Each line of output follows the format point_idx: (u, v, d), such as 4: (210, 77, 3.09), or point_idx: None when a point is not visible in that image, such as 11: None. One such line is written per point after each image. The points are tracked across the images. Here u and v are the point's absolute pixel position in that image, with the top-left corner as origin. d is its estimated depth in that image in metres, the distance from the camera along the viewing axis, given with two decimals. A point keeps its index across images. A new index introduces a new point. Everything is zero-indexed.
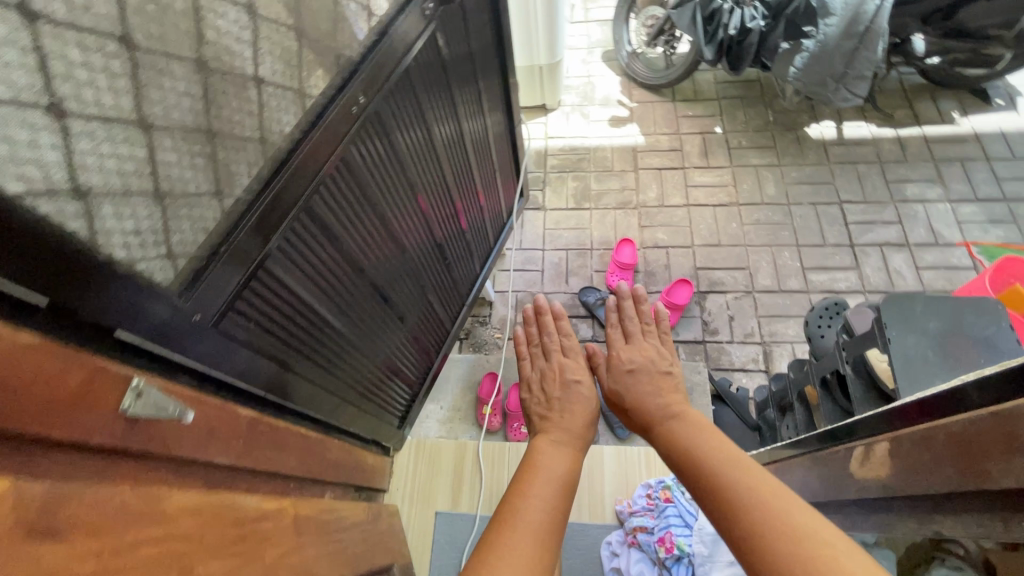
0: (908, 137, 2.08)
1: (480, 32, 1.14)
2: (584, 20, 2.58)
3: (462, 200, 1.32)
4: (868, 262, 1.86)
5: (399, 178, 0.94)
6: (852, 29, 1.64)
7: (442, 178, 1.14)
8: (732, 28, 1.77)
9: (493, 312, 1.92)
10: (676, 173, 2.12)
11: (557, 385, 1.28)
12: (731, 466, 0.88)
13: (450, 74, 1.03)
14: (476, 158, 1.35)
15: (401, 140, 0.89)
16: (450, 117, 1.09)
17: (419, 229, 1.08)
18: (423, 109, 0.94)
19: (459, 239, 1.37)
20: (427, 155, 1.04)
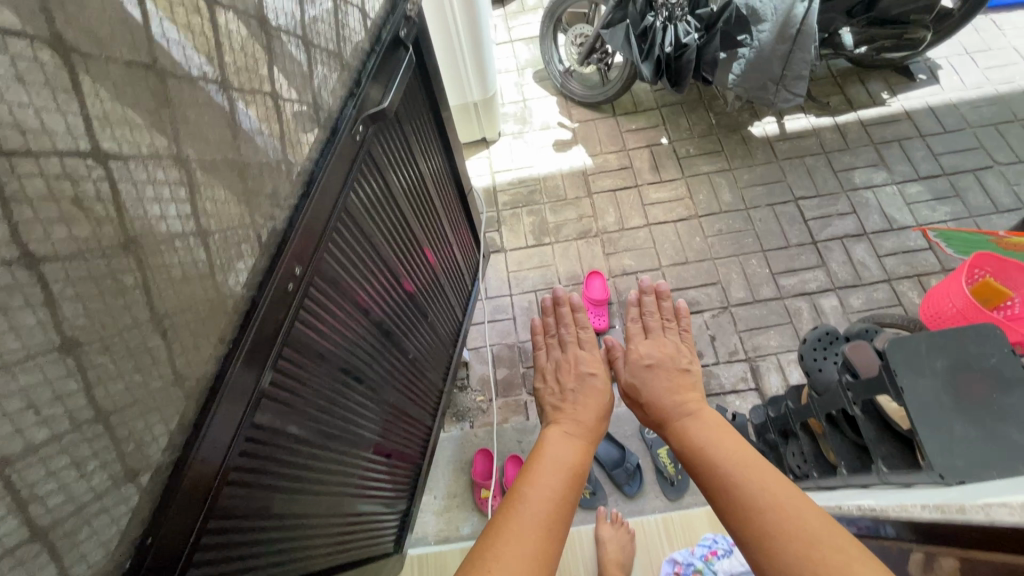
0: (846, 124, 2.10)
1: (411, 102, 0.99)
2: (508, 40, 2.47)
3: (428, 263, 1.20)
4: (833, 258, 1.85)
5: (363, 273, 0.82)
6: (785, 32, 1.62)
7: (404, 269, 1.01)
8: (667, 45, 1.69)
9: (471, 373, 1.79)
10: (631, 193, 2.06)
11: (572, 376, 1.24)
12: (746, 468, 0.85)
13: (392, 139, 0.91)
14: (435, 209, 1.23)
15: (355, 237, 0.77)
16: (402, 181, 0.97)
17: (392, 310, 0.97)
18: (372, 189, 0.82)
19: (433, 298, 1.25)
20: (388, 232, 0.92)
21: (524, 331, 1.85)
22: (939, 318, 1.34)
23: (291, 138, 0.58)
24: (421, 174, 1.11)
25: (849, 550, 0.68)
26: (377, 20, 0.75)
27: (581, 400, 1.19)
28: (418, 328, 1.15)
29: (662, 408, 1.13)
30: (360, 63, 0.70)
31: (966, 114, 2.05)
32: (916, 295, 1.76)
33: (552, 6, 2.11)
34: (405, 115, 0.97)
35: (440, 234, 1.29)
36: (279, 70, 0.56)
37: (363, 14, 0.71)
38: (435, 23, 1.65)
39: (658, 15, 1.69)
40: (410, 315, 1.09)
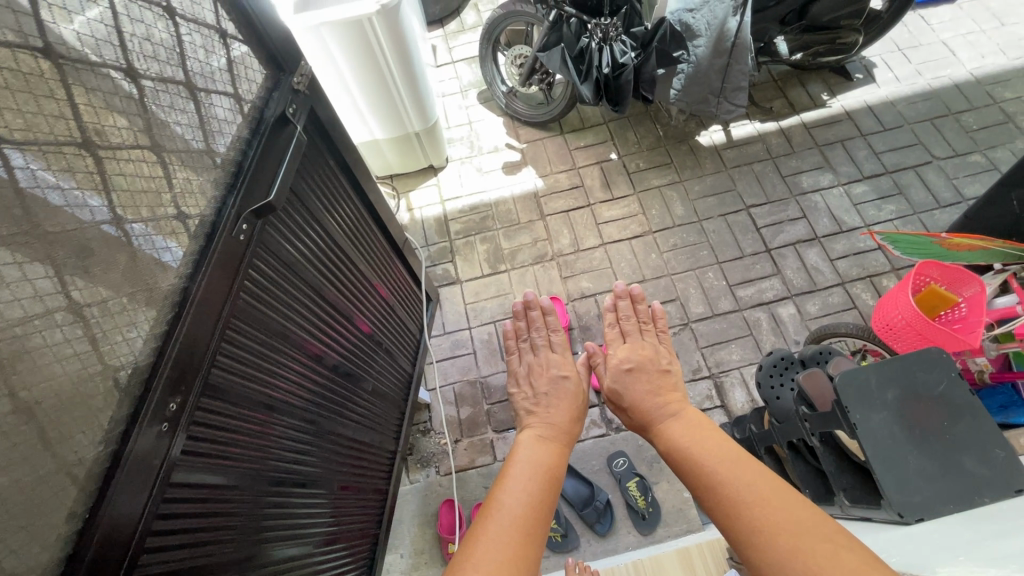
0: (789, 127, 2.10)
1: (332, 161, 0.95)
2: (450, 62, 2.42)
3: (378, 310, 1.16)
4: (787, 265, 1.85)
5: (287, 345, 0.78)
6: (721, 45, 1.59)
7: (345, 326, 0.97)
8: (605, 67, 1.66)
9: (433, 415, 1.72)
10: (584, 213, 2.01)
11: (545, 379, 1.27)
12: (730, 468, 0.89)
13: (308, 193, 0.84)
14: (378, 244, 1.17)
15: (267, 315, 0.72)
16: (327, 234, 0.91)
17: (332, 368, 0.93)
18: (285, 256, 0.76)
19: (385, 334, 1.20)
20: (317, 290, 0.87)
21: (485, 366, 1.79)
22: (892, 330, 1.32)
23: (146, 262, 0.52)
24: (357, 225, 1.06)
25: (840, 540, 0.72)
26: (255, 103, 0.70)
27: (554, 402, 1.22)
28: (367, 380, 1.11)
29: (644, 409, 1.16)
30: (241, 154, 0.66)
31: (903, 111, 2.08)
32: (870, 297, 1.76)
33: (488, 27, 2.03)
34: (321, 161, 0.90)
35: (391, 278, 1.24)
36: (119, 194, 0.50)
37: (235, 101, 0.66)
38: (358, 53, 1.51)
39: (593, 36, 1.66)
40: (357, 362, 1.05)
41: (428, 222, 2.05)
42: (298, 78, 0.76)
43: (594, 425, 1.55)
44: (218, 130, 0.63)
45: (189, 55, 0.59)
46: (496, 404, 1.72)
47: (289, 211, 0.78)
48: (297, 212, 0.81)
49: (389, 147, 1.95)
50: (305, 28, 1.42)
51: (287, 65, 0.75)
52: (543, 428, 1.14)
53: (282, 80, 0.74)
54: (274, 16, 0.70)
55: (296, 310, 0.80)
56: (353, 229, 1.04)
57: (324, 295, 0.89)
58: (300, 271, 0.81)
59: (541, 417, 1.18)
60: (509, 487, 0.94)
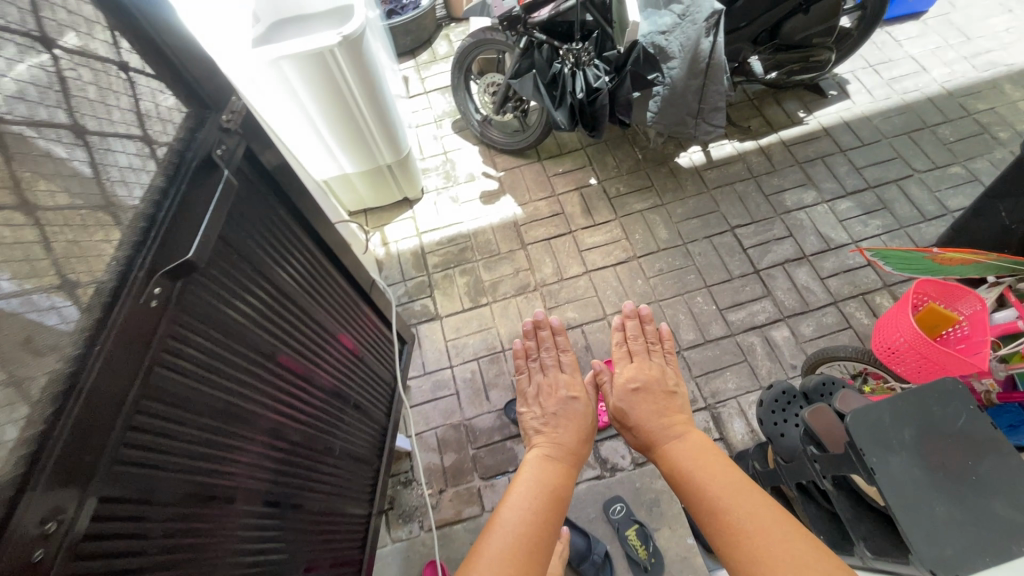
0: (769, 145, 2.08)
1: (284, 215, 0.88)
2: (422, 92, 2.38)
3: (347, 365, 1.08)
4: (777, 286, 1.79)
5: (229, 421, 0.69)
6: (695, 67, 1.55)
7: (303, 386, 0.89)
8: (578, 92, 1.61)
9: (415, 463, 1.60)
10: (566, 240, 1.94)
11: (554, 400, 1.21)
12: (736, 494, 0.85)
13: (247, 244, 0.76)
14: (340, 290, 1.08)
15: (200, 392, 0.64)
16: (273, 288, 0.82)
17: (288, 437, 0.84)
18: (219, 322, 0.68)
19: (355, 384, 1.12)
20: (262, 353, 0.78)
21: (469, 407, 1.68)
22: (894, 353, 1.24)
23: (12, 347, 0.42)
24: (319, 279, 0.99)
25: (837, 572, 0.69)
26: (174, 146, 0.61)
27: (565, 422, 1.15)
28: (335, 443, 1.01)
29: (648, 428, 1.08)
30: (153, 211, 0.57)
31: (880, 125, 2.07)
32: (864, 316, 1.71)
33: (459, 56, 1.97)
34: (263, 209, 0.81)
35: (362, 331, 1.16)
36: None
37: (142, 147, 0.57)
38: (322, 88, 1.45)
39: (565, 61, 1.61)
40: (322, 421, 0.96)
41: (405, 256, 1.97)
42: (225, 115, 0.68)
43: (587, 467, 1.45)
44: (117, 181, 0.54)
45: (77, 99, 0.50)
46: (482, 448, 1.61)
47: (226, 270, 0.70)
48: (238, 271, 0.73)
49: (361, 180, 1.88)
50: (264, 64, 1.34)
51: (211, 100, 0.66)
52: (551, 448, 1.08)
53: (206, 119, 0.65)
54: (192, 49, 0.62)
55: (237, 374, 0.72)
56: (314, 283, 0.97)
57: (273, 356, 0.81)
58: (241, 330, 0.73)
59: (549, 436, 1.12)
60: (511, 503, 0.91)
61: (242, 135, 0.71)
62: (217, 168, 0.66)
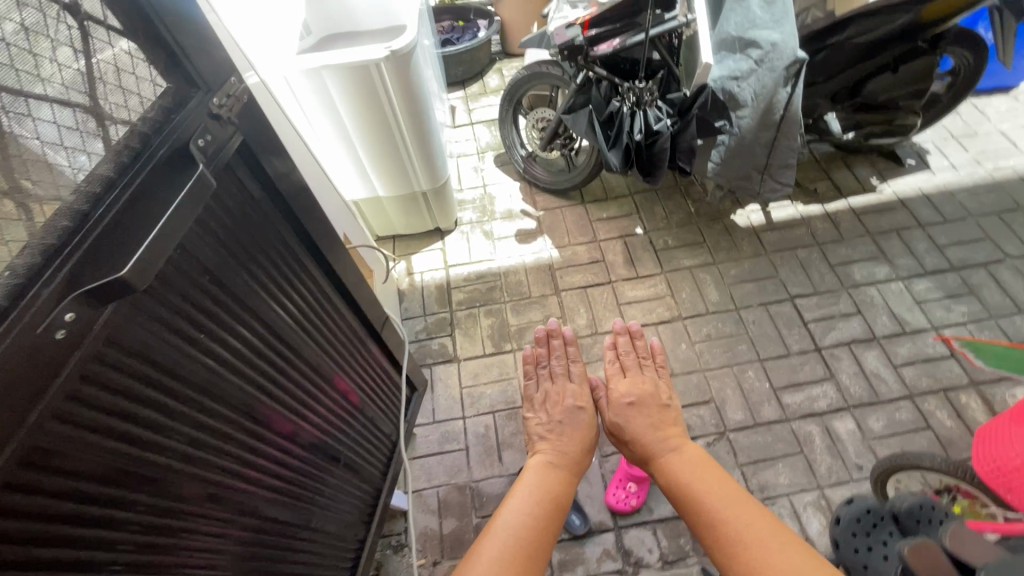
0: (837, 211, 1.89)
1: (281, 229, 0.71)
2: (468, 123, 2.31)
3: (340, 414, 0.90)
4: (842, 368, 1.57)
5: (171, 496, 0.52)
6: (768, 118, 1.42)
7: (279, 440, 0.71)
8: (636, 132, 1.46)
9: (410, 525, 1.41)
10: (604, 290, 1.78)
11: (560, 409, 1.19)
12: (731, 510, 0.87)
13: (230, 269, 0.60)
14: (350, 329, 0.91)
15: (134, 459, 0.47)
16: (261, 326, 0.66)
17: (252, 513, 0.66)
18: (176, 366, 0.52)
19: (347, 441, 0.94)
20: (233, 405, 0.61)
21: (478, 467, 1.48)
22: (1005, 475, 0.94)
23: None
24: (323, 313, 0.82)
25: None
26: (139, 127, 0.47)
27: (568, 433, 1.14)
28: (310, 510, 0.82)
29: (645, 440, 1.09)
30: (87, 207, 0.42)
31: (964, 201, 1.87)
32: (947, 418, 1.46)
33: (510, 88, 1.87)
34: (261, 229, 0.65)
35: (364, 375, 0.99)
36: None
37: (89, 123, 0.43)
38: (359, 102, 1.36)
39: (625, 100, 1.48)
40: (300, 489, 0.78)
41: (429, 288, 1.83)
42: (216, 98, 0.54)
43: (609, 559, 1.33)
44: (35, 163, 0.39)
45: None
46: (488, 517, 1.41)
47: (184, 295, 0.53)
48: (208, 296, 0.56)
49: (393, 205, 1.77)
50: (309, 72, 1.27)
51: (201, 77, 0.53)
52: (554, 454, 1.08)
53: (192, 99, 0.52)
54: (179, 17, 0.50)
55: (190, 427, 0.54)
56: (317, 317, 0.80)
57: (246, 402, 0.63)
58: (204, 370, 0.56)
59: (553, 444, 1.11)
60: (511, 506, 0.93)
61: (238, 128, 0.57)
62: (194, 162, 0.50)
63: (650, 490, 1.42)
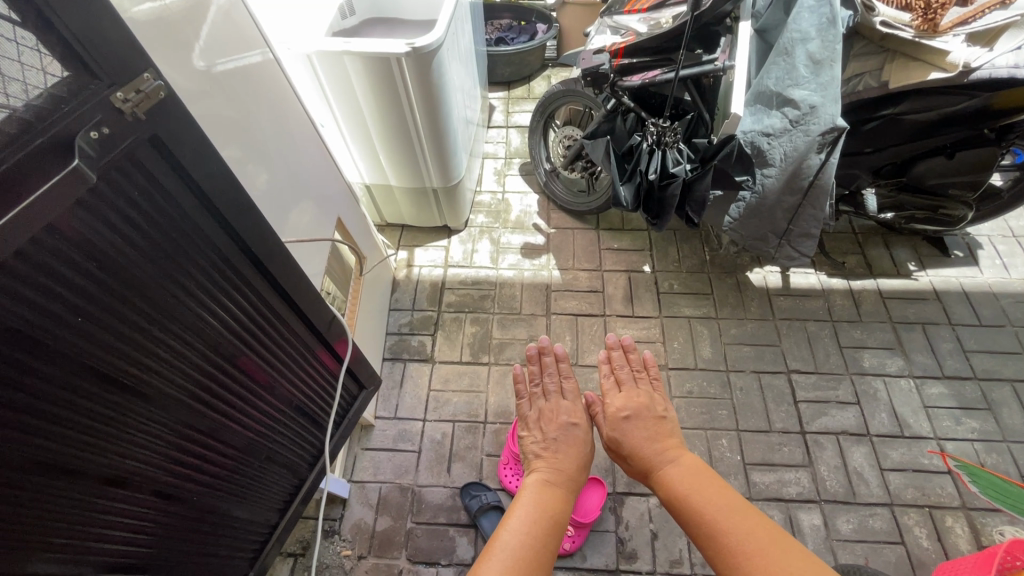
0: (861, 290, 1.76)
1: (233, 226, 0.69)
2: (503, 126, 2.29)
3: (264, 401, 0.89)
4: (823, 458, 1.46)
5: (65, 475, 0.54)
6: (795, 183, 1.33)
7: (180, 422, 0.70)
8: (651, 172, 1.39)
9: (345, 514, 1.42)
10: (595, 322, 1.73)
11: (554, 426, 1.17)
12: (734, 518, 0.86)
13: (152, 277, 0.59)
14: (295, 334, 0.92)
15: (27, 445, 0.49)
16: (190, 329, 0.67)
17: (154, 494, 0.69)
18: (85, 362, 0.53)
19: (277, 435, 0.96)
20: (144, 398, 0.63)
21: (425, 473, 1.48)
22: None
23: None
24: (259, 303, 0.80)
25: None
26: (20, 113, 0.40)
27: (564, 448, 1.12)
28: (210, 489, 0.81)
29: (643, 455, 1.08)
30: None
31: (1007, 308, 1.71)
32: (925, 538, 1.34)
33: (545, 99, 1.83)
34: (199, 240, 0.64)
35: (301, 367, 0.97)
36: None
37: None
38: (381, 94, 1.36)
39: (647, 136, 1.41)
40: (212, 475, 0.81)
41: (423, 284, 1.83)
42: (122, 91, 0.47)
43: None
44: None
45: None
46: (422, 524, 1.40)
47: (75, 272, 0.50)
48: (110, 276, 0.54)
49: (405, 197, 1.78)
50: (329, 55, 1.27)
51: (100, 67, 0.45)
52: (551, 472, 1.05)
53: (92, 92, 0.45)
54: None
55: (67, 398, 0.53)
56: (250, 305, 0.78)
57: (143, 382, 0.62)
58: (96, 347, 0.54)
59: (549, 461, 1.08)
60: (510, 526, 0.90)
61: (160, 122, 0.53)
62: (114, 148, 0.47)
63: (588, 537, 1.38)
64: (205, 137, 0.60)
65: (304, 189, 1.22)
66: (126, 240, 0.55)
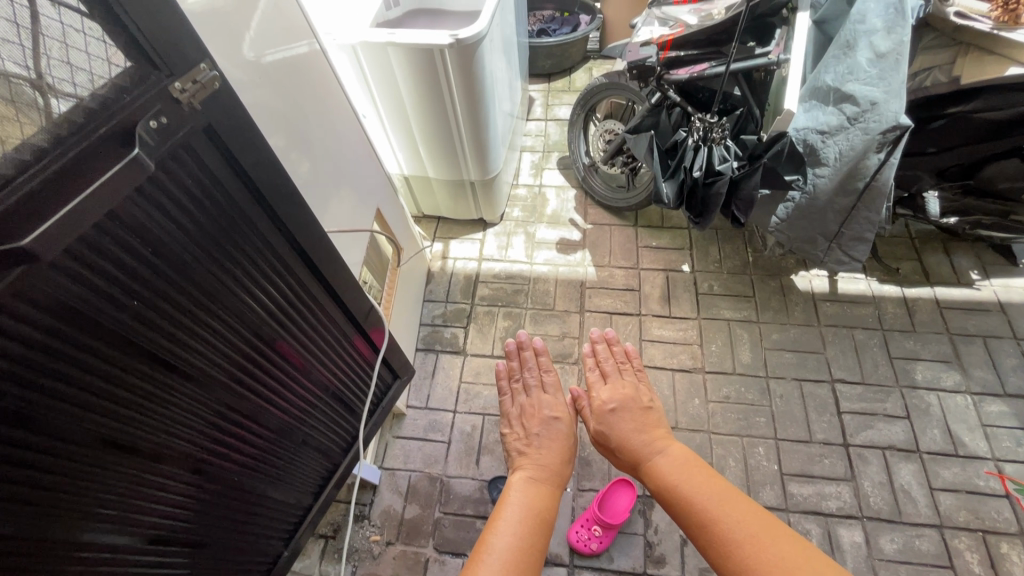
0: (916, 298, 1.67)
1: (280, 209, 0.70)
2: (542, 119, 2.26)
3: (300, 385, 0.90)
4: (867, 473, 1.40)
5: (113, 448, 0.56)
6: (849, 185, 1.28)
7: (220, 402, 0.72)
8: (696, 169, 1.34)
9: (375, 500, 1.44)
10: (630, 321, 1.69)
11: (537, 420, 1.22)
12: (725, 506, 0.91)
13: (200, 259, 0.60)
14: (330, 319, 0.93)
15: (83, 419, 0.52)
16: (233, 312, 0.68)
17: (195, 471, 0.71)
18: (134, 342, 0.55)
19: (311, 418, 0.97)
20: (188, 377, 0.64)
21: (454, 465, 1.49)
22: None
23: None
24: (298, 289, 0.81)
25: (822, 566, 0.78)
26: (87, 102, 0.42)
27: (547, 443, 1.17)
28: (245, 470, 0.83)
29: (632, 448, 1.14)
30: (11, 172, 0.38)
31: None
32: (977, 563, 1.27)
33: (584, 94, 1.82)
34: (244, 224, 0.65)
35: (335, 354, 0.98)
36: None
37: (30, 93, 0.38)
38: (423, 86, 1.37)
39: (693, 131, 1.36)
40: (248, 455, 0.83)
41: (457, 276, 1.84)
42: (180, 82, 0.48)
43: None
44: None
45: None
46: (449, 515, 1.41)
47: (134, 251, 0.52)
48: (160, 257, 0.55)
49: (442, 189, 1.79)
50: (373, 46, 1.27)
51: (163, 59, 0.47)
52: (533, 469, 1.10)
53: (152, 83, 0.46)
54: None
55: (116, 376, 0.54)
56: (289, 290, 0.79)
57: (185, 364, 0.63)
58: (142, 328, 0.55)
59: (532, 458, 1.13)
60: (499, 529, 0.92)
61: (213, 111, 0.54)
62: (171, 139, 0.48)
63: (616, 539, 1.36)
64: (255, 128, 0.61)
65: (345, 179, 1.23)
66: (177, 225, 0.56)
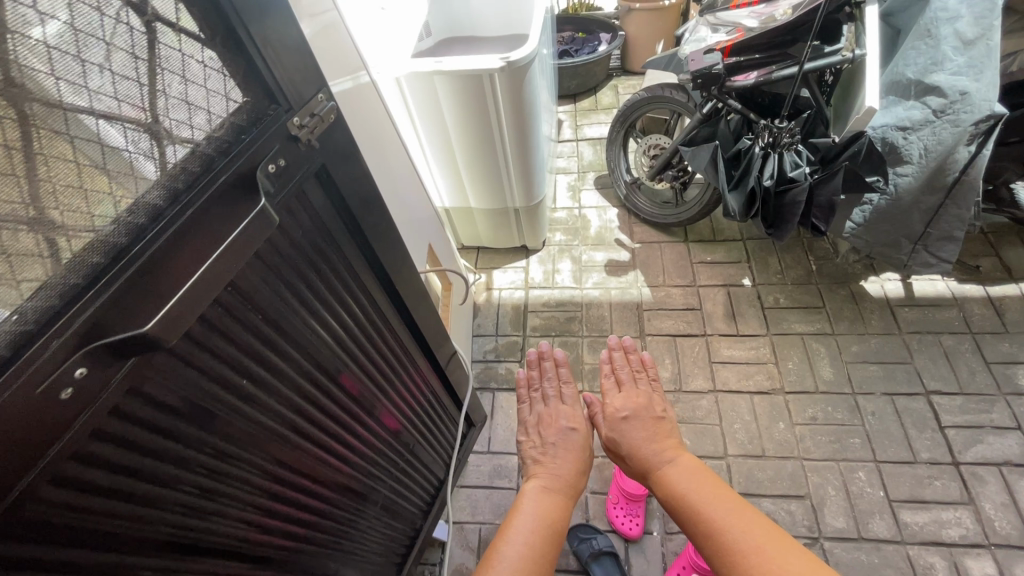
0: (1002, 297, 1.55)
1: (354, 225, 0.58)
2: (573, 140, 2.21)
3: (371, 427, 0.71)
4: (986, 494, 1.26)
5: (147, 550, 0.38)
6: (936, 181, 1.20)
7: (282, 461, 0.53)
8: (766, 177, 1.25)
9: (444, 558, 1.33)
10: (696, 343, 1.59)
11: (554, 430, 1.06)
12: (738, 519, 0.79)
13: (268, 286, 0.45)
14: (397, 341, 0.75)
15: (107, 518, 0.34)
16: (297, 342, 0.51)
17: (254, 559, 0.52)
18: (186, 397, 0.39)
19: (382, 467, 0.78)
20: (245, 436, 0.46)
21: None
22: None
23: None
24: (366, 307, 0.64)
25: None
26: (202, 148, 0.36)
27: (562, 454, 1.01)
28: (313, 544, 0.63)
29: (641, 455, 1.00)
30: (125, 241, 0.31)
31: None
32: None
33: (623, 111, 1.75)
34: (316, 232, 0.51)
35: (404, 382, 0.79)
36: None
37: (141, 145, 0.32)
38: (472, 114, 1.31)
39: (758, 139, 1.28)
40: (322, 524, 0.64)
41: (505, 307, 1.75)
42: (298, 117, 0.43)
43: None
44: (68, 188, 0.29)
45: (12, 22, 0.24)
46: None
47: (231, 311, 0.41)
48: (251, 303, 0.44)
49: (484, 218, 1.72)
50: (419, 75, 1.23)
51: (282, 92, 0.41)
52: (547, 477, 0.96)
53: (271, 118, 0.40)
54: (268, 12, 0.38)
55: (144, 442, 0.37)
56: (357, 308, 0.62)
57: (239, 414, 0.45)
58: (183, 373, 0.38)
59: (547, 467, 0.99)
60: (513, 534, 0.82)
61: (316, 151, 0.46)
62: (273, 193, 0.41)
63: None
64: (352, 168, 0.54)
65: (399, 216, 1.16)
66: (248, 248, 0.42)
